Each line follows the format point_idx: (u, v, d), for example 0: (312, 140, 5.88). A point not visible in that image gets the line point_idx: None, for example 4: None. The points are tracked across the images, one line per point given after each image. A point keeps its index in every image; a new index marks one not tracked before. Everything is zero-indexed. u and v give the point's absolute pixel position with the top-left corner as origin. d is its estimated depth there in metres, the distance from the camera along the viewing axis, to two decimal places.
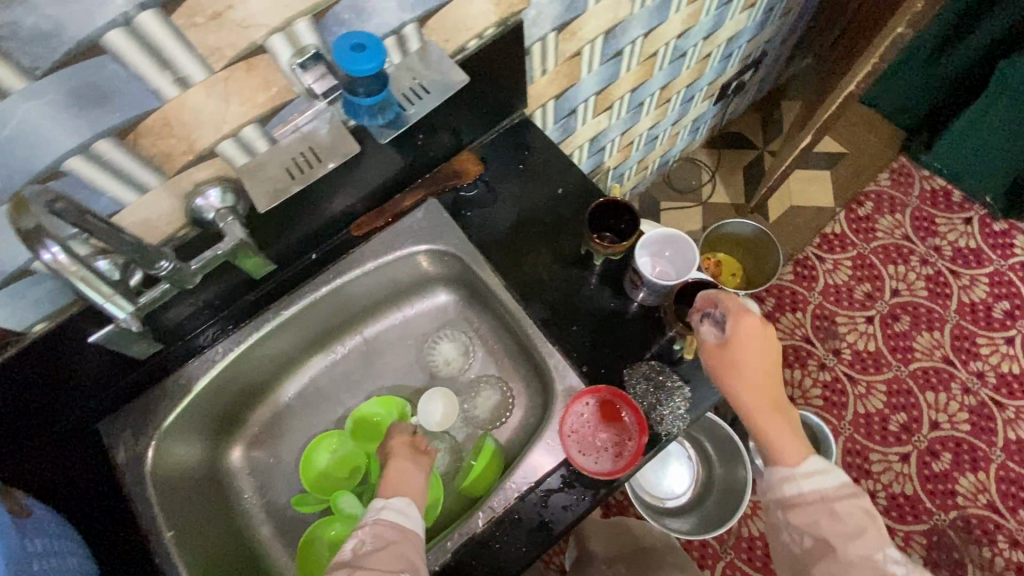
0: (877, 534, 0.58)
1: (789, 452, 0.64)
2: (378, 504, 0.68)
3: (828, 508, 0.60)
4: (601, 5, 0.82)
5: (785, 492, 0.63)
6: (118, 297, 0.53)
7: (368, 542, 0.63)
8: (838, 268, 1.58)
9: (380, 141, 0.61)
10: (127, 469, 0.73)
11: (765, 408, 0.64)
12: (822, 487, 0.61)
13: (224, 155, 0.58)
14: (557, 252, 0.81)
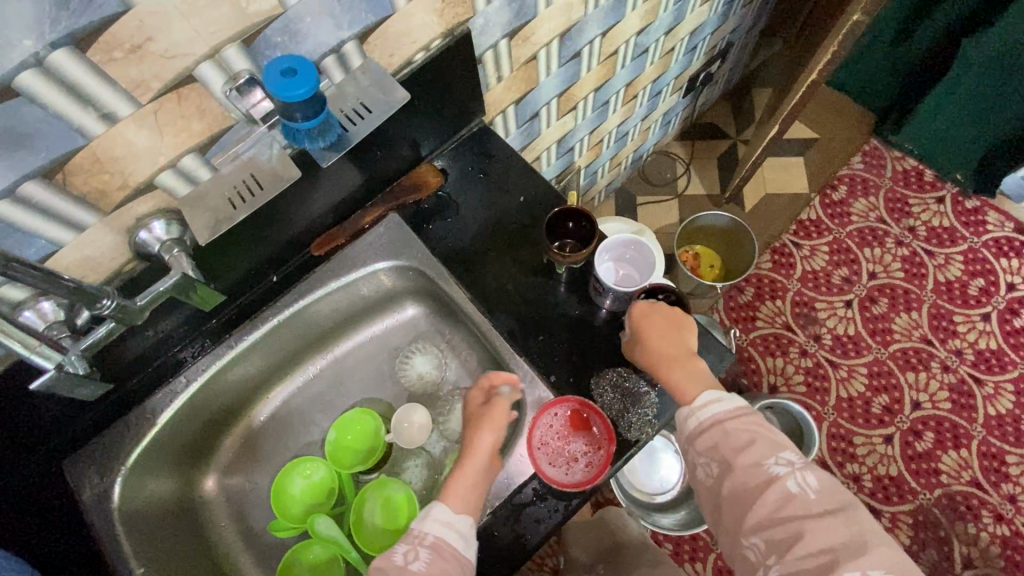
0: (767, 445, 0.60)
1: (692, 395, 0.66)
2: (442, 516, 0.63)
3: (720, 428, 0.62)
4: (552, 8, 0.81)
5: (688, 429, 0.65)
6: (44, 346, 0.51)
7: (418, 558, 0.61)
8: (815, 254, 1.59)
9: (323, 164, 0.59)
10: (94, 507, 0.72)
11: (669, 367, 0.67)
12: (716, 412, 0.63)
13: (165, 186, 0.57)
14: (521, 261, 0.80)
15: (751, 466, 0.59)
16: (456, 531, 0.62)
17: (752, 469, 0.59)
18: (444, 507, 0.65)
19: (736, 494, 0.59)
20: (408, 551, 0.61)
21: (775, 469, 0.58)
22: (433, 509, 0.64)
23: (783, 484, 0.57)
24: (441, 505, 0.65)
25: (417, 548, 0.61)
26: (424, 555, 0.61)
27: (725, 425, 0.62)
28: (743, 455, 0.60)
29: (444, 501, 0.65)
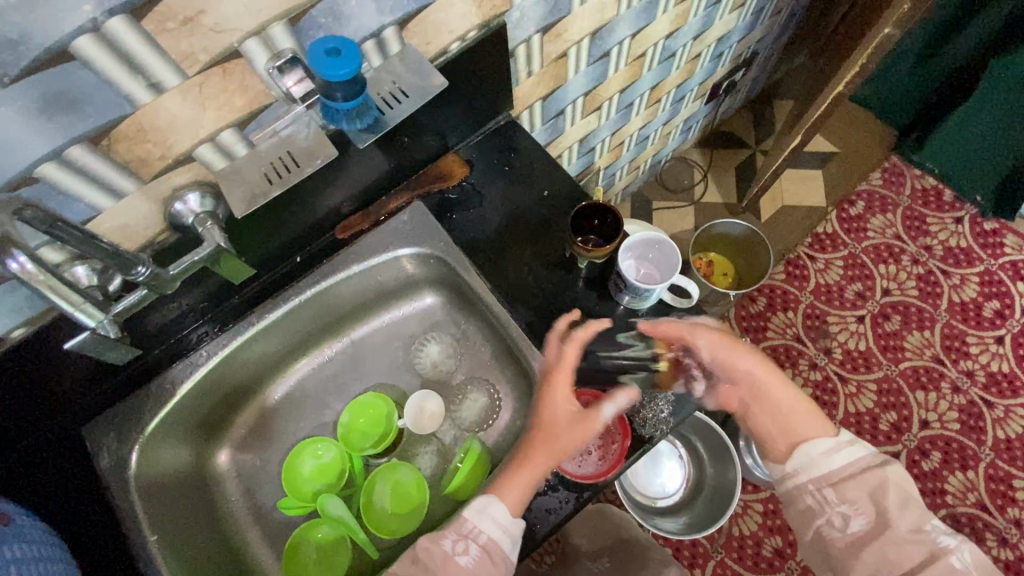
0: (920, 509, 0.58)
1: (811, 428, 0.65)
2: (496, 513, 0.60)
3: (874, 477, 0.60)
4: (586, 6, 0.82)
5: (820, 471, 0.62)
6: (88, 305, 0.51)
7: (467, 552, 0.58)
8: (829, 267, 1.58)
9: (359, 146, 0.60)
10: (111, 473, 0.73)
11: (774, 383, 0.68)
12: (863, 458, 0.61)
13: (202, 159, 0.58)
14: (543, 254, 0.80)
15: (911, 531, 0.57)
16: (505, 532, 0.60)
17: (910, 533, 0.57)
18: (501, 505, 0.61)
19: (885, 558, 0.57)
20: (457, 541, 0.59)
21: (937, 536, 0.57)
22: (489, 506, 0.60)
23: (944, 553, 0.55)
24: (500, 504, 0.61)
25: (467, 543, 0.59)
26: (473, 551, 0.59)
27: (877, 473, 0.60)
28: (904, 515, 0.58)
29: (501, 499, 0.61)
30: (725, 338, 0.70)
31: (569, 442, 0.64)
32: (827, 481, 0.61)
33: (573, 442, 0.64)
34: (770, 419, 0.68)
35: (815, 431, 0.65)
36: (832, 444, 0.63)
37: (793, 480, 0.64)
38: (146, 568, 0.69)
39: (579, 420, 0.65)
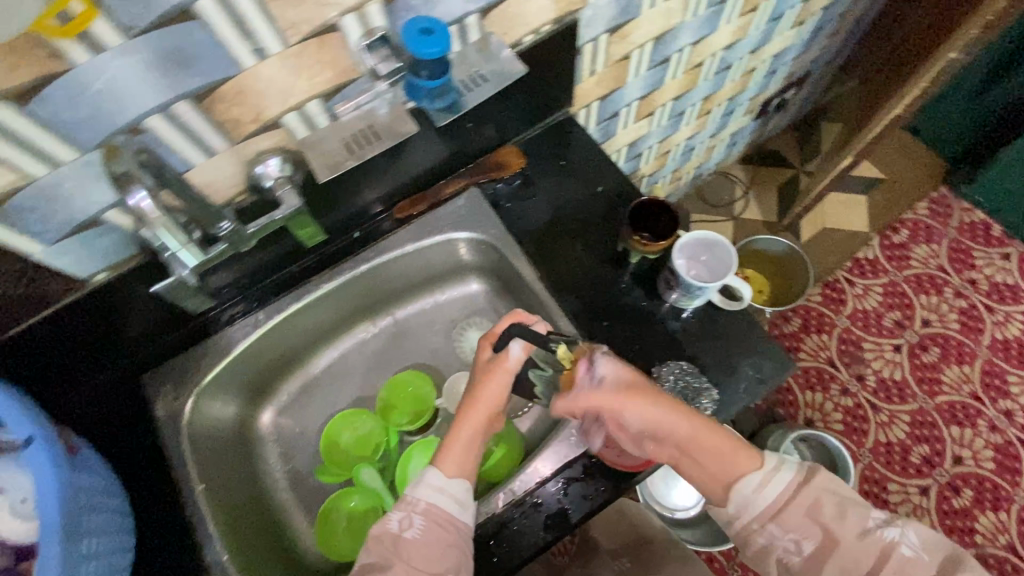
0: (858, 503, 0.58)
1: (740, 469, 0.59)
2: (433, 482, 0.62)
3: (812, 492, 0.57)
4: (654, 10, 0.84)
5: (764, 505, 0.58)
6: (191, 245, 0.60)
7: (412, 526, 0.60)
8: (868, 293, 1.56)
9: (436, 124, 0.63)
10: (166, 421, 0.76)
11: (701, 440, 0.58)
12: (794, 477, 0.58)
13: (287, 126, 0.61)
14: (593, 248, 0.82)
15: (862, 534, 0.56)
16: (451, 497, 0.61)
17: (859, 536, 0.56)
18: (437, 472, 0.62)
19: (845, 571, 0.55)
20: (404, 519, 0.60)
21: (881, 531, 0.56)
22: (426, 476, 0.62)
23: (896, 546, 0.55)
24: (435, 471, 0.62)
25: (408, 516, 0.60)
26: (417, 523, 0.60)
27: (810, 490, 0.58)
28: (845, 524, 0.56)
29: (438, 466, 0.63)
30: (632, 389, 0.59)
31: (490, 395, 0.65)
32: (773, 513, 0.57)
33: (497, 392, 0.65)
34: (701, 468, 0.59)
35: (748, 467, 0.59)
36: (763, 476, 0.58)
37: (747, 518, 0.58)
38: (193, 514, 0.72)
39: (488, 367, 0.66)
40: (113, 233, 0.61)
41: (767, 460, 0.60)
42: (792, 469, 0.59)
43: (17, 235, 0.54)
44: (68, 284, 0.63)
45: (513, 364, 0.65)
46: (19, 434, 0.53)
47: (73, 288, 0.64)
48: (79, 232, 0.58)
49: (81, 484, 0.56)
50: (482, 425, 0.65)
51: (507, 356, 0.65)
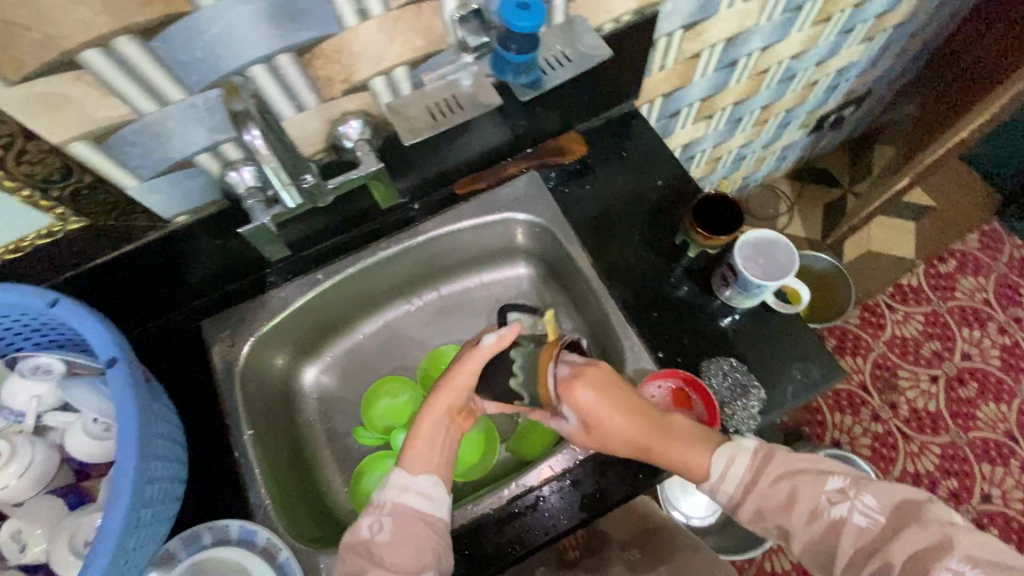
0: (810, 480, 0.59)
1: (703, 464, 0.62)
2: (399, 481, 0.62)
3: (768, 478, 0.60)
4: (731, 11, 0.84)
5: (727, 491, 0.62)
6: (291, 187, 0.61)
7: (383, 528, 0.59)
8: (908, 320, 1.53)
9: (520, 99, 0.64)
10: (221, 367, 0.79)
11: (660, 440, 0.62)
12: (749, 466, 0.61)
13: (374, 90, 0.64)
14: (648, 240, 0.82)
15: (811, 513, 0.58)
16: (420, 494, 0.61)
17: (809, 518, 0.58)
18: (402, 471, 0.62)
19: (810, 550, 0.58)
20: (374, 523, 0.60)
21: (831, 508, 0.57)
22: (392, 475, 0.62)
23: (846, 522, 0.56)
24: (399, 470, 0.62)
25: (377, 518, 0.60)
26: (387, 525, 0.59)
27: (763, 480, 0.60)
28: (803, 501, 0.58)
29: (401, 465, 0.62)
30: (598, 396, 0.61)
31: (454, 389, 0.64)
32: (737, 499, 0.62)
33: (463, 383, 0.64)
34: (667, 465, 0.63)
35: (709, 459, 0.62)
36: (724, 463, 0.62)
37: (718, 500, 0.63)
38: (240, 457, 0.74)
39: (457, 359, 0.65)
40: (200, 178, 0.63)
41: (723, 449, 0.62)
42: (750, 453, 0.62)
43: (117, 167, 0.57)
44: (151, 222, 0.65)
45: (481, 357, 0.62)
46: (103, 356, 0.55)
47: (155, 227, 0.66)
48: (170, 173, 0.60)
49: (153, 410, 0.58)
50: (445, 416, 0.64)
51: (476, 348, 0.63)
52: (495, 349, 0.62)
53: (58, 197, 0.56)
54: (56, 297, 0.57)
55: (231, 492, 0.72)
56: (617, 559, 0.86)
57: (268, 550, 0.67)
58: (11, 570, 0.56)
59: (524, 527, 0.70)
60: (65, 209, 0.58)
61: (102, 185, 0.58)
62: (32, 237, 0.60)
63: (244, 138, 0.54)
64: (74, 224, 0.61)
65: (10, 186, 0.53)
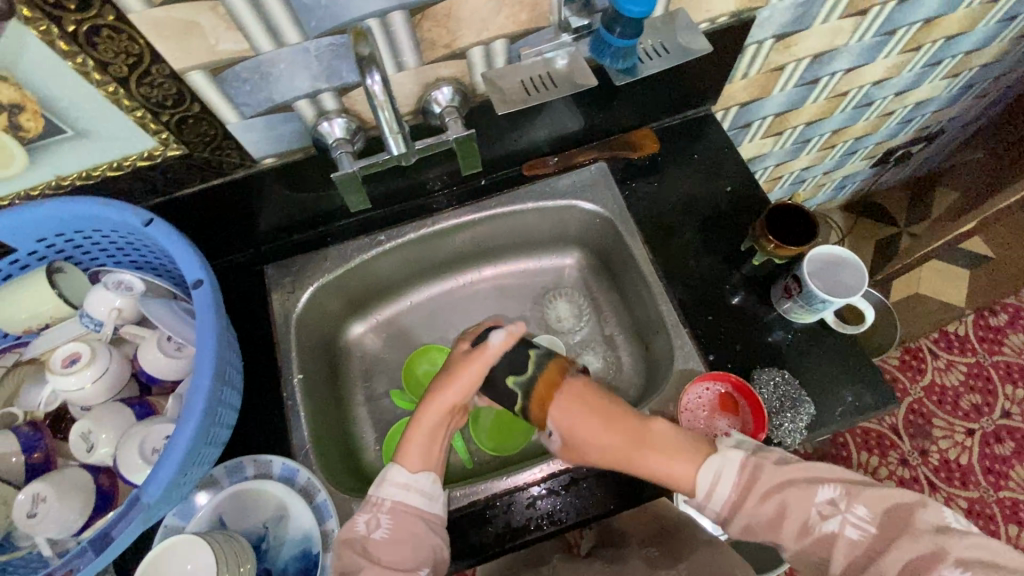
0: (801, 494, 0.55)
1: (682, 478, 0.60)
2: (397, 479, 0.62)
3: (756, 494, 0.56)
4: (824, 26, 0.83)
5: (714, 507, 0.58)
6: (401, 138, 0.59)
7: (380, 526, 0.59)
8: (950, 368, 1.50)
9: (615, 83, 0.65)
10: (279, 311, 0.81)
11: (647, 442, 0.62)
12: (735, 480, 0.57)
13: (470, 59, 0.65)
14: (711, 244, 0.82)
15: (803, 529, 0.54)
16: (417, 491, 0.61)
17: (801, 531, 0.55)
18: (400, 469, 0.63)
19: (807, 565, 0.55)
20: (371, 519, 0.60)
21: (822, 524, 0.54)
22: (389, 474, 0.63)
23: (840, 535, 0.53)
24: (397, 468, 0.63)
25: (375, 516, 0.60)
26: (385, 523, 0.59)
27: (751, 498, 0.56)
28: (784, 526, 0.55)
29: (400, 464, 0.63)
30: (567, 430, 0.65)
31: (460, 387, 0.65)
32: (725, 514, 0.58)
33: (467, 382, 0.65)
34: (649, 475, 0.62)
35: (693, 471, 0.59)
36: (705, 476, 0.58)
37: (708, 514, 0.60)
38: (289, 399, 0.76)
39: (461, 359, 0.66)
40: (294, 123, 0.65)
41: (706, 465, 0.59)
42: (735, 470, 0.58)
43: (223, 101, 0.59)
44: (241, 160, 0.67)
45: (491, 355, 0.65)
46: (189, 278, 0.58)
47: (243, 166, 0.68)
48: (269, 114, 0.62)
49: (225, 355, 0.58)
50: (447, 415, 0.66)
51: (486, 346, 0.65)
52: (503, 348, 0.66)
53: (165, 122, 0.59)
54: (151, 217, 0.60)
55: (277, 431, 0.74)
56: (632, 556, 0.66)
57: (307, 491, 0.69)
58: (77, 468, 0.58)
59: (558, 507, 0.70)
60: (168, 135, 0.61)
61: (206, 117, 0.60)
62: (133, 158, 0.63)
63: (364, 83, 0.52)
64: (172, 152, 0.63)
65: (127, 105, 0.56)
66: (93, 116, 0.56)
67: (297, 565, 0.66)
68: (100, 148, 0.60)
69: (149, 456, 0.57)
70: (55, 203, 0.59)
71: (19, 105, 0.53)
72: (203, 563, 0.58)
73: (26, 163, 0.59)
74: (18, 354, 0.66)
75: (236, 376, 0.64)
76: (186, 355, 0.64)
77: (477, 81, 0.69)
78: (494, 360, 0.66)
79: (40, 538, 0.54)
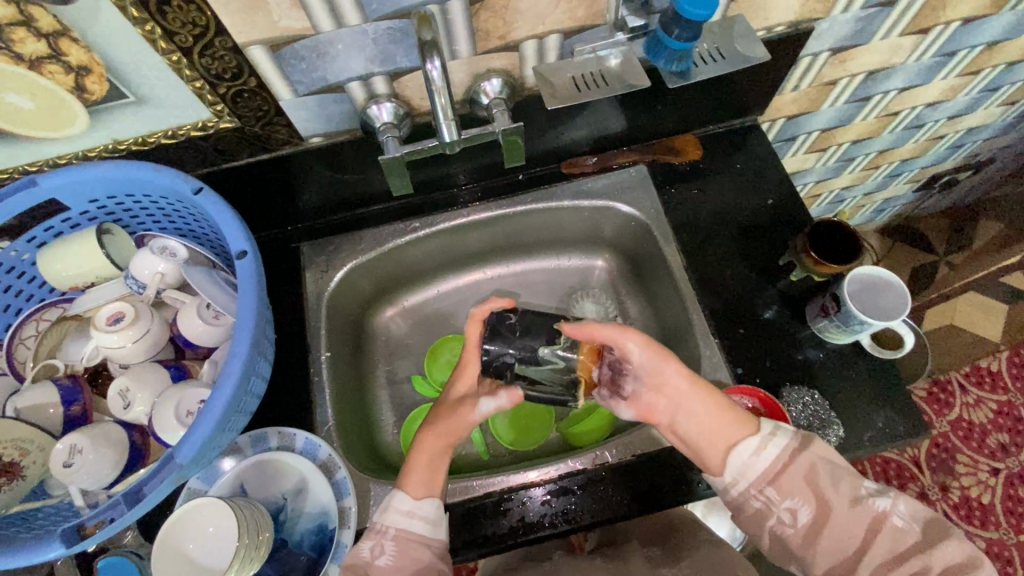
0: (851, 474, 0.58)
1: (740, 428, 0.60)
2: (401, 506, 0.61)
3: (812, 454, 0.58)
4: (883, 43, 0.81)
5: (760, 470, 0.58)
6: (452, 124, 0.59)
7: (384, 552, 0.59)
8: (980, 405, 1.45)
9: (667, 86, 0.65)
10: (312, 288, 0.82)
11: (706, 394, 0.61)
12: (789, 443, 0.59)
13: (523, 52, 0.65)
14: (747, 257, 0.81)
15: (854, 502, 0.56)
16: (421, 520, 0.61)
17: (853, 505, 0.56)
18: (403, 495, 0.62)
19: (838, 545, 0.55)
20: (375, 545, 0.59)
21: (872, 500, 0.56)
22: (393, 500, 0.62)
23: (886, 517, 0.55)
24: (401, 495, 0.62)
25: (378, 542, 0.60)
26: (389, 549, 0.59)
27: (806, 454, 0.58)
28: (839, 491, 0.56)
29: (403, 488, 0.63)
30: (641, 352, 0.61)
31: (451, 430, 0.65)
32: (772, 472, 0.58)
33: (452, 430, 0.65)
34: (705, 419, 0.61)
35: (747, 428, 0.60)
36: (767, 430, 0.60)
37: (753, 475, 0.58)
38: (315, 375, 0.77)
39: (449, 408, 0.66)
40: (344, 104, 0.66)
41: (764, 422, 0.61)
42: (787, 435, 0.60)
43: (280, 77, 0.60)
44: (289, 137, 0.68)
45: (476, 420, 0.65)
46: (234, 248, 0.59)
47: (291, 143, 0.69)
48: (321, 93, 0.63)
49: (262, 343, 0.59)
50: (444, 452, 0.65)
51: (473, 411, 0.65)
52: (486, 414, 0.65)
53: (222, 94, 0.60)
54: (201, 185, 0.61)
55: (301, 406, 0.75)
56: (634, 553, 0.71)
57: (327, 467, 0.70)
58: (112, 423, 0.60)
59: (572, 505, 0.70)
60: (223, 108, 0.62)
61: (261, 92, 0.61)
62: (188, 127, 0.64)
63: (424, 68, 0.53)
64: (225, 124, 0.64)
65: (188, 74, 0.57)
66: (155, 83, 0.58)
67: (311, 539, 0.67)
68: (157, 116, 0.62)
69: (184, 419, 0.58)
70: (111, 165, 0.61)
71: (86, 68, 0.55)
72: (225, 527, 0.59)
73: (87, 124, 0.61)
74: (62, 310, 0.68)
75: (268, 366, 0.65)
76: (223, 323, 0.65)
77: (527, 75, 0.69)
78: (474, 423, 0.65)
79: (74, 487, 0.56)
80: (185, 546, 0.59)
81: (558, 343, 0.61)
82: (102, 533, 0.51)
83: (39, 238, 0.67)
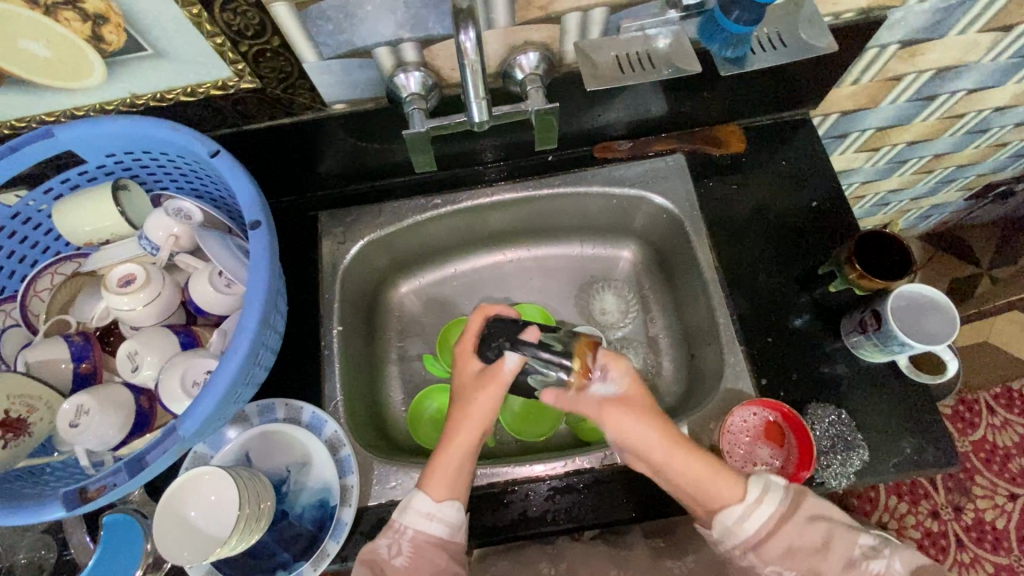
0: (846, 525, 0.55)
1: (730, 484, 0.58)
2: (423, 508, 0.60)
3: (801, 515, 0.56)
4: (960, 37, 0.74)
5: (752, 528, 0.56)
6: (483, 102, 0.55)
7: (401, 552, 0.58)
8: (1006, 428, 1.40)
9: (719, 73, 0.60)
10: (328, 259, 0.80)
11: (692, 455, 0.59)
12: (774, 509, 0.56)
13: (564, 26, 0.60)
14: (784, 262, 0.77)
15: (847, 564, 0.54)
16: (444, 524, 0.60)
17: None
18: (423, 496, 0.61)
19: None
20: (393, 544, 0.59)
21: (866, 562, 0.54)
22: (414, 501, 0.61)
23: None
24: (422, 496, 0.60)
25: (395, 540, 0.59)
26: (406, 549, 0.58)
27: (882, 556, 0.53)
28: (829, 557, 0.54)
29: (425, 489, 0.61)
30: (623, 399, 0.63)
31: (482, 409, 0.64)
32: (762, 536, 0.56)
33: (488, 405, 0.64)
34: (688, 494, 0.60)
35: (736, 489, 0.58)
36: (750, 500, 0.57)
37: (735, 542, 0.57)
38: (326, 349, 0.76)
39: (475, 387, 0.64)
40: (371, 71, 0.62)
41: (752, 480, 0.58)
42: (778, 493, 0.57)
43: (303, 40, 0.56)
44: (311, 102, 0.65)
45: (506, 378, 0.64)
46: (248, 216, 0.57)
47: (313, 108, 0.66)
48: (346, 58, 0.59)
49: (275, 308, 0.59)
50: (474, 443, 0.64)
51: (501, 367, 0.63)
52: (520, 368, 0.64)
53: (243, 52, 0.57)
54: (218, 148, 0.58)
55: (311, 379, 0.75)
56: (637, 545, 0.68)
57: (332, 443, 0.69)
58: (121, 387, 0.60)
59: (576, 504, 0.68)
60: (244, 67, 0.59)
61: (284, 53, 0.57)
62: (207, 85, 0.61)
63: (457, 38, 0.49)
64: (246, 84, 0.61)
65: (209, 30, 0.54)
66: (174, 37, 0.55)
67: (313, 513, 0.66)
68: (178, 71, 0.59)
69: (189, 389, 0.58)
70: (129, 121, 0.59)
71: (103, 16, 0.52)
72: (226, 497, 0.59)
73: (104, 76, 0.59)
74: (77, 265, 0.67)
75: (277, 337, 0.63)
76: (234, 292, 0.64)
77: (567, 50, 0.64)
78: (510, 381, 0.64)
79: (79, 447, 0.56)
80: (186, 512, 0.59)
81: (557, 333, 0.65)
82: (105, 497, 0.51)
83: (56, 191, 0.66)
